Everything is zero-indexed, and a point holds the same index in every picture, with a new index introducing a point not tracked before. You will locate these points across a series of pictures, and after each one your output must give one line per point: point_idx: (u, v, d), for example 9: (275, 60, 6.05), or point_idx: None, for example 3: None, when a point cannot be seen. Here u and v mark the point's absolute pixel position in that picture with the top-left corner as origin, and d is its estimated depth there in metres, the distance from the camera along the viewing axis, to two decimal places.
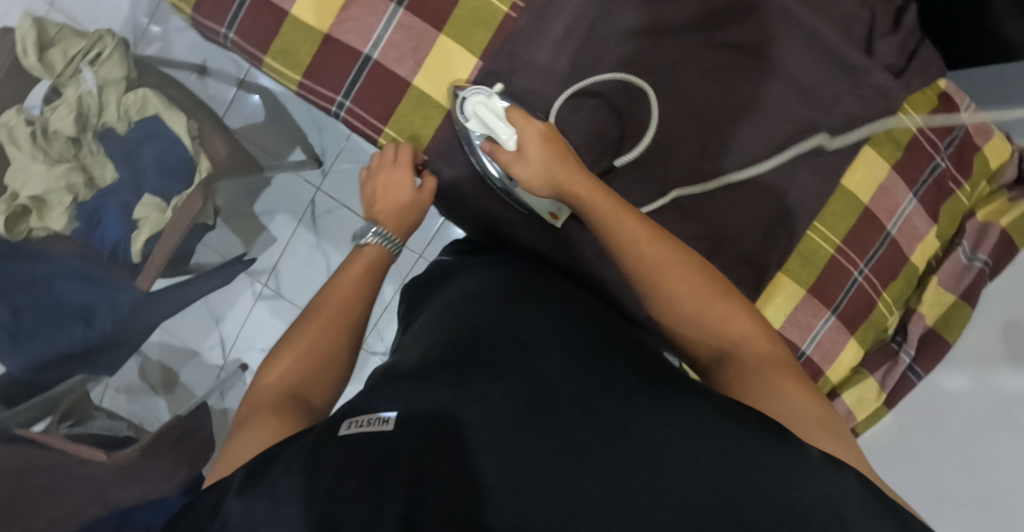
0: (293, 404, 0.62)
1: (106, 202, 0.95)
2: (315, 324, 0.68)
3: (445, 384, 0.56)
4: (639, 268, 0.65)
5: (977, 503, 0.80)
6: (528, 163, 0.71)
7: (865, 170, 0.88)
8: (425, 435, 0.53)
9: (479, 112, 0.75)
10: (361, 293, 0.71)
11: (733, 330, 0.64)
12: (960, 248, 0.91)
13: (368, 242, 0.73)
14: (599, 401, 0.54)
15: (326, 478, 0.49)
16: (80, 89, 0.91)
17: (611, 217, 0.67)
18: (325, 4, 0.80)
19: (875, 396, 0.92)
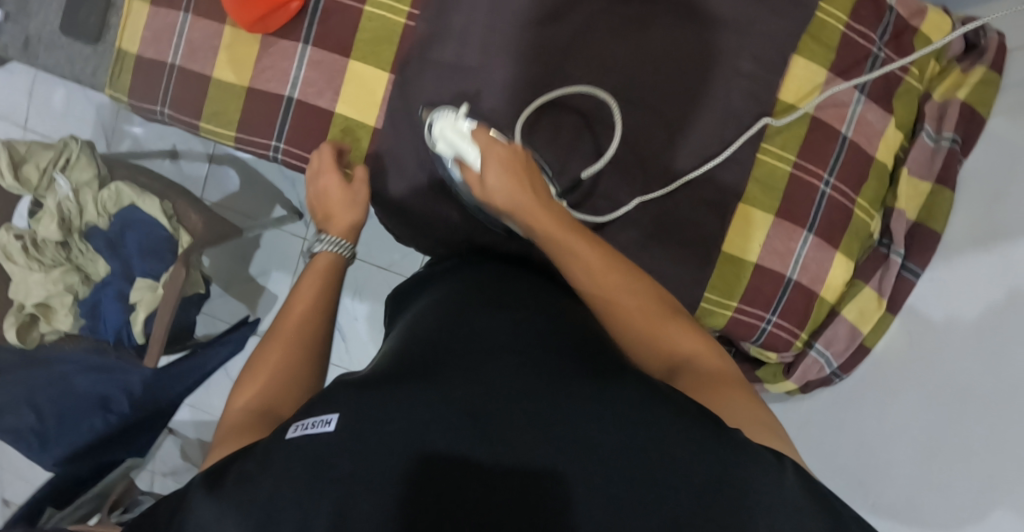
0: (260, 424, 0.61)
1: (103, 293, 1.01)
2: (278, 345, 0.66)
3: (392, 390, 0.54)
4: (587, 283, 0.65)
5: (1002, 393, 0.76)
6: (488, 197, 0.68)
7: (801, 82, 0.86)
8: (368, 438, 0.51)
9: (446, 134, 0.73)
10: (323, 306, 0.69)
11: (679, 346, 0.63)
12: (924, 133, 0.87)
13: (318, 250, 0.73)
14: (548, 403, 0.52)
15: (269, 482, 0.49)
16: (58, 197, 0.98)
17: (560, 240, 0.66)
18: (241, 60, 0.85)
19: (877, 305, 0.89)
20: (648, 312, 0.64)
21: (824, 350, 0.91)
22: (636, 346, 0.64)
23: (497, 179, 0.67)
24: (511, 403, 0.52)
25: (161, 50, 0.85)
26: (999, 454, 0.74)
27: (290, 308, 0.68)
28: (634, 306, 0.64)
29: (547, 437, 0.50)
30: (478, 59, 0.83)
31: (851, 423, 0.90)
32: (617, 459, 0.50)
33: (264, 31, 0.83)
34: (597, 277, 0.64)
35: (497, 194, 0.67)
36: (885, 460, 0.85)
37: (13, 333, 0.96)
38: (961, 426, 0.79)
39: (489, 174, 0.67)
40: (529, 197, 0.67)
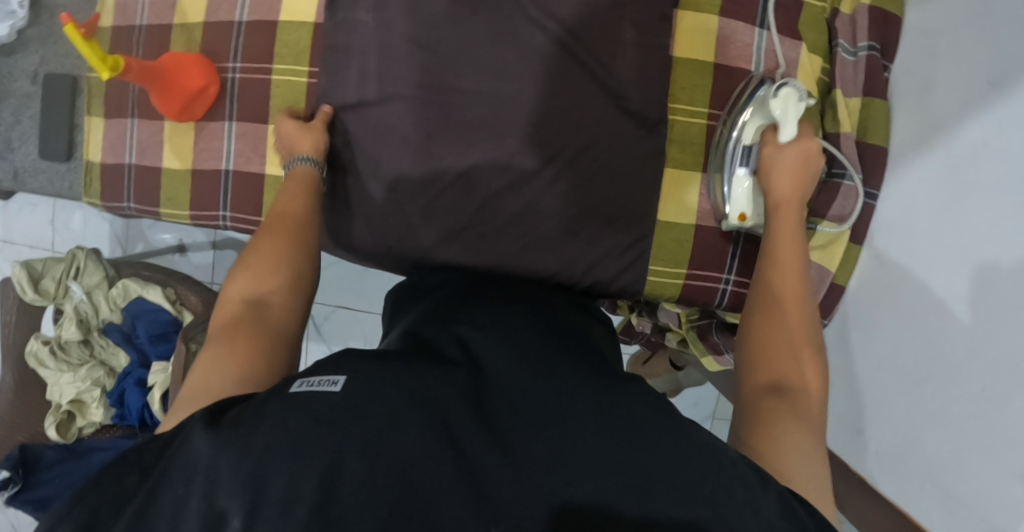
0: (253, 308, 0.67)
1: (126, 381, 1.12)
2: (274, 239, 0.75)
3: (396, 368, 0.55)
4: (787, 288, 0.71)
5: (985, 296, 0.66)
6: (775, 160, 0.77)
7: (694, 33, 0.85)
8: (373, 401, 0.51)
9: (781, 102, 0.74)
10: (307, 211, 0.80)
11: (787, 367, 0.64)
12: (839, 49, 0.82)
13: (298, 164, 0.83)
14: (548, 412, 0.54)
15: (266, 432, 0.48)
16: (74, 301, 1.11)
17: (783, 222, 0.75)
18: (182, 147, 0.96)
19: (838, 242, 0.83)
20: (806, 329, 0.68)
21: None
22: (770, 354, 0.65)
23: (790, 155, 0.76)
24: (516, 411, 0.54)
25: (119, 154, 0.98)
26: (977, 363, 0.67)
27: (276, 207, 0.79)
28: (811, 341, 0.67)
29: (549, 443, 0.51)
30: None
31: (839, 365, 0.84)
32: (593, 463, 0.50)
33: (192, 117, 0.94)
34: (795, 290, 0.70)
35: (785, 166, 0.76)
36: (877, 399, 0.78)
37: (54, 430, 1.06)
38: (938, 344, 0.71)
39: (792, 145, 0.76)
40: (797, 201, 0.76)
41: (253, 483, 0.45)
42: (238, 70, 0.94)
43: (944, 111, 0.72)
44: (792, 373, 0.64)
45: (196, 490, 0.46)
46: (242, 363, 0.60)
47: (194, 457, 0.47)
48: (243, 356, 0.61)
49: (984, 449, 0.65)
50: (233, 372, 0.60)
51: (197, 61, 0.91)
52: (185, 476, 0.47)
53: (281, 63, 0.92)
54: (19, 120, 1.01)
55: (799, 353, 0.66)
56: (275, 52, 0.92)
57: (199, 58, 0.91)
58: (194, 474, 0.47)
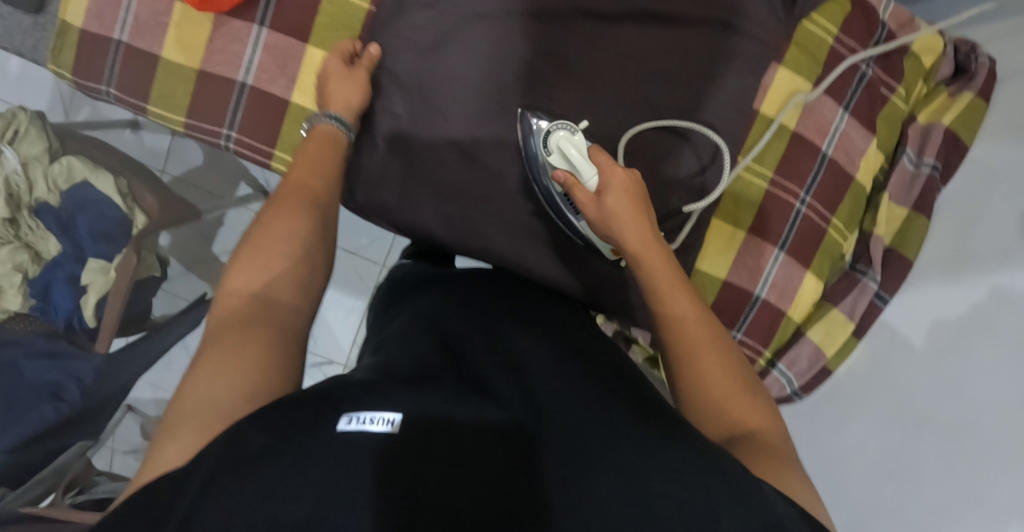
0: (257, 308, 0.61)
1: (54, 275, 0.97)
2: (289, 212, 0.68)
3: (442, 399, 0.53)
4: (674, 312, 0.61)
5: (955, 425, 0.74)
6: (609, 220, 0.66)
7: (780, 92, 0.84)
8: (422, 440, 0.49)
9: (560, 145, 0.73)
10: (327, 184, 0.72)
11: (750, 420, 0.58)
12: (905, 157, 0.86)
13: (324, 122, 0.75)
14: (585, 428, 0.51)
15: (311, 475, 0.46)
16: (5, 170, 0.94)
17: (640, 247, 0.64)
18: (191, 41, 0.81)
19: (845, 328, 0.88)
20: (724, 371, 0.59)
21: (786, 370, 0.90)
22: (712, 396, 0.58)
23: (614, 198, 0.66)
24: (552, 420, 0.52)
25: (107, 25, 0.81)
26: (943, 483, 0.74)
27: (290, 178, 0.70)
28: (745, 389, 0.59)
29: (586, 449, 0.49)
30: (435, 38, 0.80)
31: (807, 435, 0.92)
32: (653, 482, 0.47)
33: (214, 9, 0.80)
34: (701, 333, 0.60)
35: (613, 204, 0.66)
36: (838, 479, 0.85)
37: None
38: (910, 455, 0.78)
39: (609, 172, 0.67)
40: (654, 245, 0.65)
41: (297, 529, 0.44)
42: None
43: (983, 248, 0.77)
44: (736, 411, 0.58)
45: None
46: (249, 390, 0.56)
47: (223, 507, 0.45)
48: (250, 377, 0.56)
49: None
50: (237, 402, 0.55)
51: None
52: None
53: None
54: None
55: (718, 392, 0.58)
56: None
57: None
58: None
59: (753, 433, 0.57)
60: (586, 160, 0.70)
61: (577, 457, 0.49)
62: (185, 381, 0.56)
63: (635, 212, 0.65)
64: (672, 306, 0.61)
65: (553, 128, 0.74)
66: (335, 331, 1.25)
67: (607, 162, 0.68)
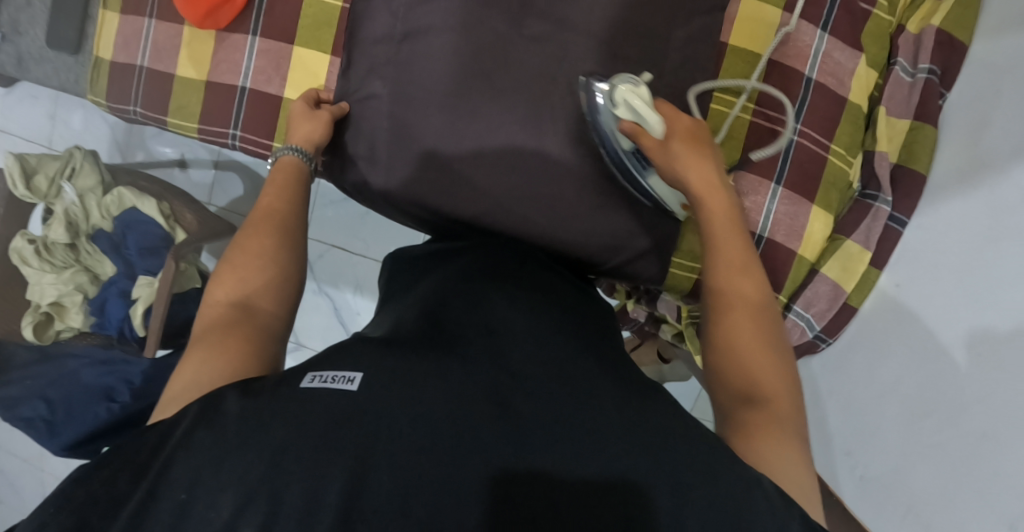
0: (241, 312, 0.63)
1: (108, 292, 1.08)
2: (261, 231, 0.71)
3: (416, 358, 0.52)
4: (690, 184, 0.71)
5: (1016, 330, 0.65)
6: (666, 157, 0.72)
7: (754, 22, 0.82)
8: (388, 399, 0.47)
9: (627, 98, 0.72)
10: (292, 202, 0.75)
11: (766, 377, 0.59)
12: (899, 67, 0.82)
13: (284, 152, 0.80)
14: (562, 399, 0.51)
15: (282, 431, 0.45)
16: (65, 203, 1.06)
17: (682, 155, 0.72)
18: (199, 57, 0.89)
19: (861, 259, 0.82)
20: (746, 312, 0.63)
21: (803, 312, 0.83)
22: (725, 331, 0.62)
23: (679, 143, 0.72)
24: (527, 399, 0.51)
25: (131, 54, 0.91)
26: (988, 407, 0.67)
27: (259, 205, 0.73)
28: (761, 326, 0.63)
29: (574, 440, 0.48)
30: None
31: (839, 388, 0.83)
32: (629, 454, 0.48)
33: (216, 26, 0.87)
34: (720, 204, 0.70)
35: (673, 133, 0.73)
36: (874, 430, 0.77)
37: (30, 330, 1.05)
38: (945, 390, 0.71)
39: (674, 125, 0.73)
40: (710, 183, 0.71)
41: (262, 479, 0.43)
42: None
43: (996, 147, 0.71)
44: (741, 335, 0.62)
45: (204, 485, 0.44)
46: (231, 365, 0.58)
47: (204, 448, 0.45)
48: (234, 357, 0.59)
49: (971, 502, 0.66)
50: (221, 375, 0.57)
51: None
52: (188, 481, 0.44)
53: None
54: (29, 3, 0.94)
55: (732, 292, 0.65)
56: None
57: None
58: (189, 487, 0.44)
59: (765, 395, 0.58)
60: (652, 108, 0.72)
61: (551, 423, 0.49)
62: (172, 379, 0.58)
63: (699, 151, 0.72)
64: (691, 171, 0.71)
65: (615, 82, 0.73)
66: None
67: (670, 111, 0.74)
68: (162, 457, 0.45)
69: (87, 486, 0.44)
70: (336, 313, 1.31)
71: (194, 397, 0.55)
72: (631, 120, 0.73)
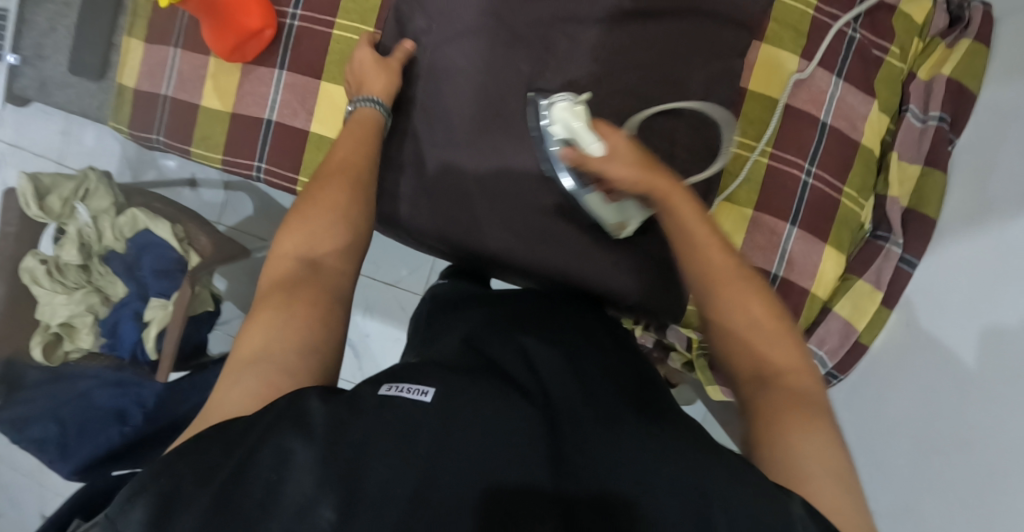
0: (308, 269, 0.65)
1: (121, 313, 1.08)
2: (335, 184, 0.72)
3: (483, 383, 0.53)
4: (658, 187, 0.65)
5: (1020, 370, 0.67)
6: (608, 166, 0.65)
7: (773, 69, 0.84)
8: (461, 417, 0.49)
9: (563, 116, 0.71)
10: (368, 156, 0.76)
11: (784, 364, 0.59)
12: (910, 114, 0.85)
13: (362, 104, 0.79)
14: (624, 431, 0.52)
15: (361, 427, 0.47)
16: (79, 224, 1.06)
17: (641, 172, 0.65)
18: (225, 88, 0.89)
19: (872, 299, 0.84)
20: (742, 297, 0.61)
21: (816, 349, 0.86)
22: (738, 331, 0.60)
23: (620, 138, 0.66)
24: (585, 426, 0.52)
25: (155, 83, 0.91)
26: (999, 442, 0.68)
27: (332, 156, 0.74)
28: (765, 331, 0.60)
29: (632, 470, 0.48)
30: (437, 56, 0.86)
31: (851, 421, 0.87)
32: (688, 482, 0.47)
33: (241, 58, 0.87)
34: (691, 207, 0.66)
35: (614, 138, 0.66)
36: (884, 462, 0.80)
37: (40, 351, 1.04)
38: (955, 423, 0.73)
39: (610, 134, 0.66)
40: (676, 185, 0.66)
41: (346, 474, 0.45)
42: (298, 18, 0.88)
43: (1004, 191, 0.74)
44: (765, 354, 0.59)
45: (289, 463, 0.45)
46: (301, 329, 0.60)
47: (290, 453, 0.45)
48: (302, 319, 0.60)
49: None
50: (289, 341, 0.59)
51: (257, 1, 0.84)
52: (276, 462, 0.45)
53: (345, 19, 0.87)
54: (53, 30, 0.95)
55: (717, 283, 0.62)
56: (340, 5, 0.87)
57: None
58: (275, 471, 0.45)
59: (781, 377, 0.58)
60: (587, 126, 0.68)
61: (611, 457, 0.49)
62: (242, 334, 0.60)
63: (636, 154, 0.66)
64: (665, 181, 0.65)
65: (555, 100, 0.73)
66: (378, 360, 1.31)
67: (608, 129, 0.67)
68: (252, 436, 0.46)
69: (185, 461, 0.46)
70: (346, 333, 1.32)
71: (267, 355, 0.58)
72: (565, 138, 0.72)
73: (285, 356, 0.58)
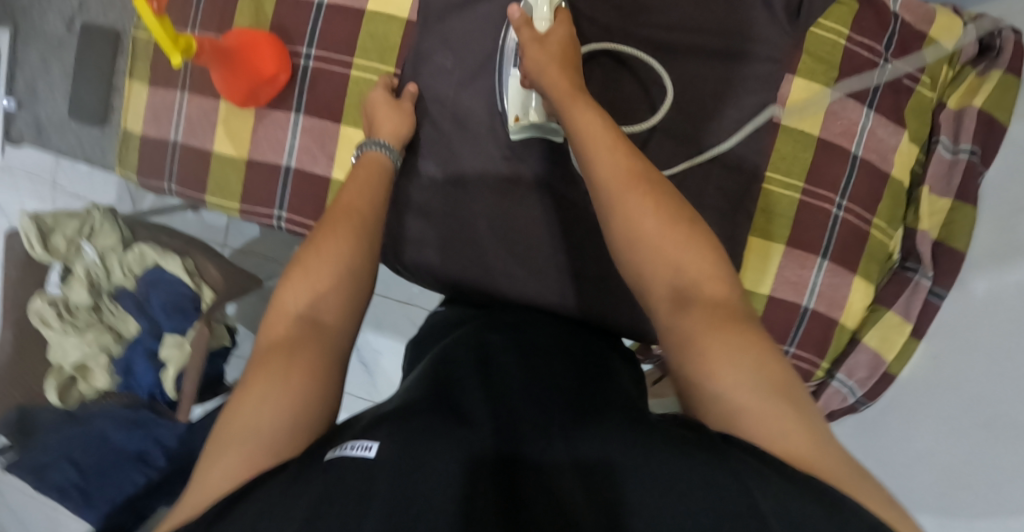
0: (307, 331, 0.60)
1: (134, 352, 1.05)
2: (334, 234, 0.66)
3: (428, 424, 0.50)
4: (558, 85, 0.68)
5: None
6: (536, 59, 0.71)
7: (803, 103, 0.84)
8: (403, 466, 0.46)
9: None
10: (376, 203, 0.71)
11: (698, 270, 0.56)
12: (941, 146, 0.84)
13: (371, 147, 0.76)
14: (584, 449, 0.49)
15: (306, 498, 0.44)
16: (86, 263, 1.04)
17: (565, 95, 0.67)
18: (237, 132, 0.87)
19: (901, 331, 0.85)
20: (672, 243, 0.57)
21: (846, 379, 0.88)
22: (652, 271, 0.57)
23: (558, 32, 0.74)
24: (542, 446, 0.49)
25: (162, 128, 0.88)
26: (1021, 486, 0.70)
27: (338, 204, 0.69)
28: (678, 224, 0.58)
29: (596, 492, 0.45)
30: (461, 96, 0.83)
31: (875, 447, 0.89)
32: (659, 491, 0.44)
33: (256, 103, 0.85)
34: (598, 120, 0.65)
35: (554, 35, 0.74)
36: (906, 490, 0.83)
37: (54, 393, 1.01)
38: (980, 462, 0.75)
39: (552, 31, 0.74)
40: (632, 172, 0.60)
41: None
42: (314, 58, 0.85)
43: None
44: (688, 265, 0.56)
45: None
46: (297, 408, 0.56)
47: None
48: (296, 398, 0.56)
49: None
50: (282, 422, 0.54)
51: (271, 44, 0.82)
52: None
53: (364, 59, 0.84)
54: (47, 67, 0.90)
55: (624, 186, 0.59)
56: (358, 45, 0.84)
57: (273, 39, 0.83)
58: None
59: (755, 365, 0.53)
60: (546, 2, 0.77)
61: (570, 482, 0.46)
62: (230, 409, 0.56)
63: (560, 42, 0.73)
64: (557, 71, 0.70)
65: None
66: (393, 378, 1.29)
67: (563, 20, 0.76)
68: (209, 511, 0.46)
69: None
70: (358, 353, 1.30)
71: (261, 443, 0.53)
72: (524, 3, 0.78)
73: (274, 434, 0.54)
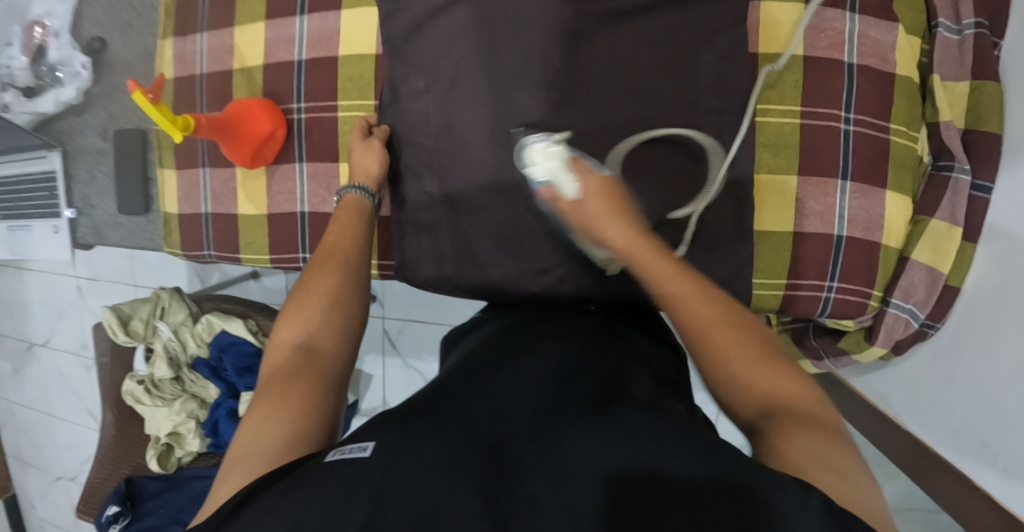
0: (303, 360, 0.65)
1: (217, 412, 1.12)
2: (324, 272, 0.73)
3: (421, 427, 0.54)
4: (616, 242, 0.68)
5: None
6: (584, 217, 0.70)
7: (779, 26, 0.79)
8: (392, 468, 0.50)
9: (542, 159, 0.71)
10: (359, 241, 0.78)
11: (786, 389, 0.57)
12: (942, 28, 0.77)
13: (347, 191, 0.82)
14: (562, 443, 0.53)
15: (299, 504, 0.48)
16: (163, 339, 1.14)
17: (637, 254, 0.66)
18: (256, 193, 0.94)
19: (952, 237, 0.78)
20: (735, 343, 0.59)
21: (903, 304, 0.80)
22: (737, 388, 0.58)
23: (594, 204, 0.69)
24: (527, 442, 0.54)
25: (194, 204, 0.97)
26: None
27: (322, 245, 0.76)
28: (758, 344, 0.60)
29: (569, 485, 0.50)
30: None
31: (958, 374, 0.79)
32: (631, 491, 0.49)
33: (264, 162, 0.93)
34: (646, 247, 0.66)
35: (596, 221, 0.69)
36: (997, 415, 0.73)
37: (155, 461, 1.11)
38: None
39: (588, 201, 0.69)
40: (638, 235, 0.67)
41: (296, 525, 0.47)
42: (305, 109, 0.92)
43: None
44: (787, 396, 0.57)
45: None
46: (292, 422, 0.60)
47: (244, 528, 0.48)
48: (294, 410, 0.61)
49: None
50: (279, 437, 0.59)
51: (263, 106, 0.90)
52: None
53: (347, 99, 0.90)
54: (94, 176, 1.03)
55: (705, 324, 0.61)
56: (340, 87, 0.90)
57: (265, 102, 0.90)
58: None
59: (787, 405, 0.56)
60: (565, 170, 0.70)
61: (547, 477, 0.51)
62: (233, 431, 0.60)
63: (631, 222, 0.68)
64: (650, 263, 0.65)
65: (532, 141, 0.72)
66: None
67: (582, 170, 0.70)
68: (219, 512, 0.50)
69: None
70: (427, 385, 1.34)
71: (261, 455, 0.57)
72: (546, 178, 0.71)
73: (272, 452, 0.58)
